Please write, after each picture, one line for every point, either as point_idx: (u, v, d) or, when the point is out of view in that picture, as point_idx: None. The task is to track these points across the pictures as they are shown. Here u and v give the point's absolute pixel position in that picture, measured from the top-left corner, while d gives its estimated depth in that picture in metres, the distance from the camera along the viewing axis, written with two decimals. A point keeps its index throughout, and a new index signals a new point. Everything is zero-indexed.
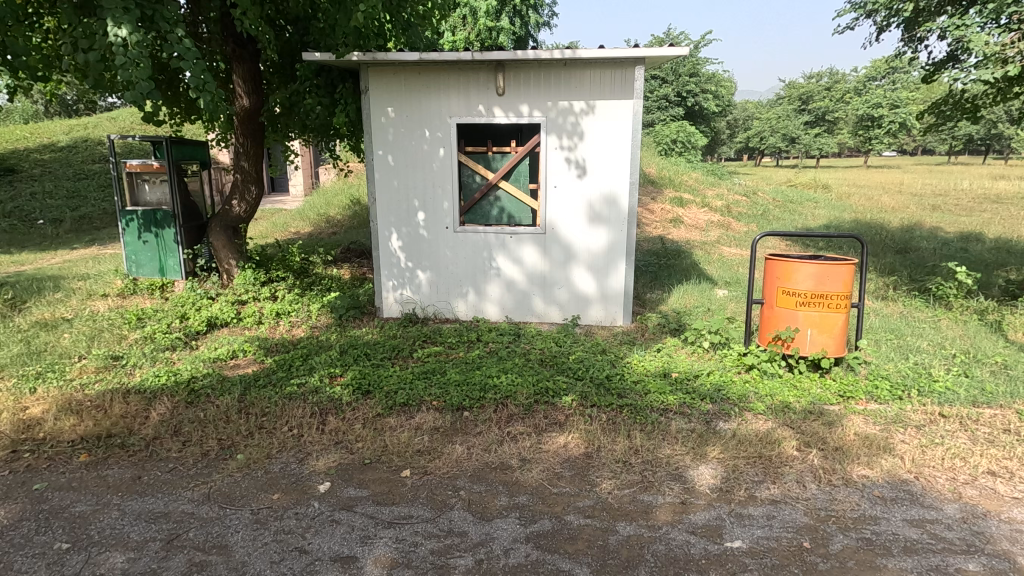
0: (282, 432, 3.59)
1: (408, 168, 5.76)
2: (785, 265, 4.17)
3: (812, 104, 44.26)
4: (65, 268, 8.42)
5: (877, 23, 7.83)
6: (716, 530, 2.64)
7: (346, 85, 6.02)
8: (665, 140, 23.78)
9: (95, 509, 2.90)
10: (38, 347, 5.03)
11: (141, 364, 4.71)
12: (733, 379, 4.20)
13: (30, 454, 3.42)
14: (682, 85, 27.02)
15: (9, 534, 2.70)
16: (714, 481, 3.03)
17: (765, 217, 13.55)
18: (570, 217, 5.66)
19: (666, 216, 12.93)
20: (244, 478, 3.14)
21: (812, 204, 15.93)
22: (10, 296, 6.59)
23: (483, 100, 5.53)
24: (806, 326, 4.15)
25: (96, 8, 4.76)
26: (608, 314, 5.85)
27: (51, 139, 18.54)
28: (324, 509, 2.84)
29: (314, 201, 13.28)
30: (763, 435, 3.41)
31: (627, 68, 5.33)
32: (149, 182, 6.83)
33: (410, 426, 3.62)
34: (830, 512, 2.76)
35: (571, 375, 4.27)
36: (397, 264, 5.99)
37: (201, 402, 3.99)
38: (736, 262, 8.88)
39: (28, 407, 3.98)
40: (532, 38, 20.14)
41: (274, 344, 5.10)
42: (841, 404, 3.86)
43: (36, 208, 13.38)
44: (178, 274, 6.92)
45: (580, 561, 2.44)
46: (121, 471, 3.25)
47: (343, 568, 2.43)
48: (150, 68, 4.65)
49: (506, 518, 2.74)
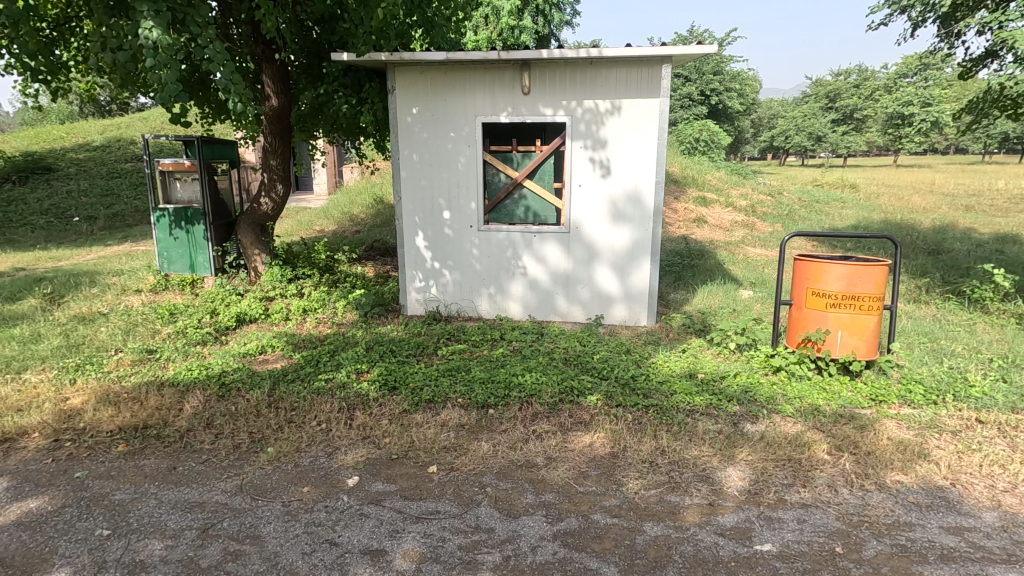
0: (311, 426, 3.65)
1: (433, 167, 5.80)
2: (815, 265, 4.10)
3: (840, 102, 43.34)
4: (101, 264, 8.68)
5: (912, 19, 7.65)
6: (746, 532, 2.62)
7: (373, 85, 6.09)
8: (688, 139, 23.54)
9: (134, 498, 2.99)
10: (77, 340, 5.20)
11: (174, 358, 4.83)
12: (759, 381, 4.14)
13: (71, 444, 3.53)
14: (705, 83, 26.72)
15: (52, 520, 2.80)
16: (742, 483, 3.00)
17: (791, 218, 13.31)
18: (595, 217, 5.64)
19: (690, 215, 12.79)
20: (275, 470, 3.21)
21: (840, 204, 15.62)
22: (50, 290, 6.82)
23: (509, 99, 5.54)
24: (837, 328, 4.08)
25: (128, 8, 4.86)
26: (632, 313, 5.82)
27: (86, 139, 19.10)
28: (353, 503, 2.89)
29: (338, 199, 13.45)
30: (793, 437, 3.37)
31: (654, 66, 5.28)
32: (181, 180, 7.02)
33: (436, 423, 3.66)
34: (863, 517, 2.72)
35: (596, 375, 4.26)
36: (421, 262, 6.04)
37: (233, 396, 4.08)
38: (761, 263, 8.75)
39: (69, 398, 4.11)
40: (554, 37, 20.10)
41: (301, 340, 5.17)
42: (873, 408, 3.79)
43: (72, 206, 13.82)
44: (207, 270, 7.07)
45: (608, 560, 2.44)
46: (157, 461, 3.34)
47: (373, 562, 2.46)
48: (178, 70, 4.75)
49: (533, 515, 2.76)
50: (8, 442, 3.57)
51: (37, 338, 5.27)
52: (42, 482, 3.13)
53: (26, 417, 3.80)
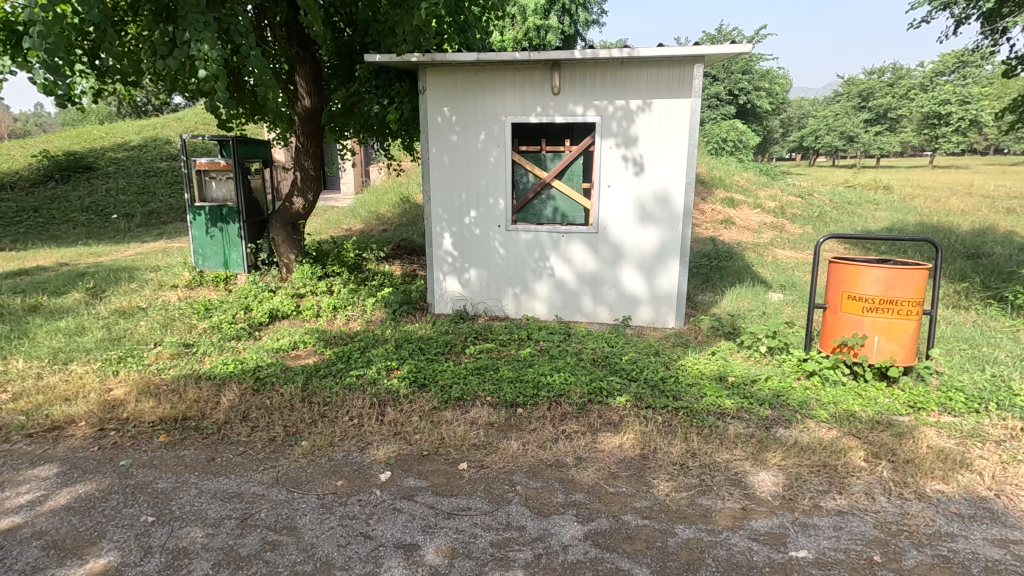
0: (343, 421, 3.72)
1: (462, 167, 5.85)
2: (851, 269, 4.03)
3: (873, 101, 42.30)
4: (139, 260, 8.96)
5: (955, 15, 7.44)
6: (780, 538, 2.59)
7: (403, 85, 6.16)
8: (715, 138, 23.22)
9: (176, 487, 3.09)
10: (118, 333, 5.38)
11: (210, 352, 4.97)
12: (792, 386, 4.07)
13: (116, 433, 3.67)
14: (734, 82, 26.33)
15: (100, 506, 2.91)
16: (776, 488, 2.96)
17: (821, 220, 13.04)
18: (623, 218, 5.62)
19: (717, 216, 12.65)
20: (310, 464, 3.28)
21: (872, 206, 15.29)
22: (92, 285, 7.07)
23: (539, 100, 5.56)
24: (874, 332, 4.00)
25: (175, 16, 5.03)
26: (659, 314, 5.78)
27: (124, 139, 19.69)
28: (386, 497, 2.94)
29: (365, 198, 13.65)
30: (828, 443, 3.31)
31: (686, 66, 5.24)
32: (216, 178, 7.17)
33: (465, 420, 3.69)
34: (903, 526, 2.66)
35: (624, 376, 4.24)
36: (449, 261, 6.09)
37: (267, 390, 4.18)
38: (791, 265, 8.60)
39: (113, 388, 4.28)
40: (580, 37, 20.00)
41: (332, 336, 5.27)
42: (912, 415, 3.69)
43: (110, 203, 14.28)
44: (241, 267, 7.22)
45: (640, 561, 2.44)
46: (197, 452, 3.45)
47: (406, 556, 2.50)
48: (227, 80, 4.92)
49: (564, 515, 2.77)
50: (57, 430, 3.73)
51: (81, 330, 5.48)
52: (89, 469, 3.26)
53: (72, 406, 3.96)
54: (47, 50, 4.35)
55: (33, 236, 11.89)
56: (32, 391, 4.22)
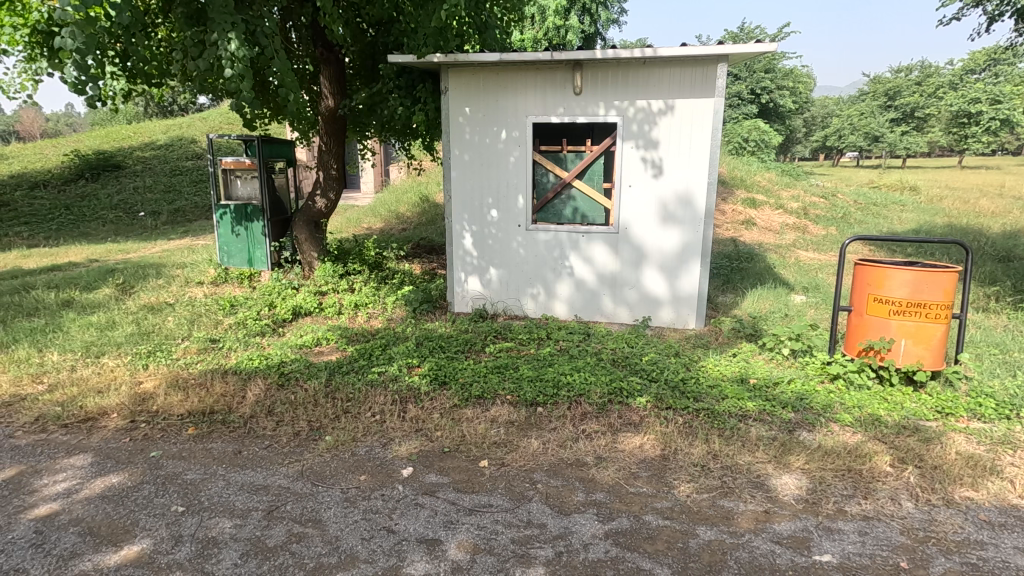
0: (366, 417, 3.78)
1: (483, 167, 5.88)
2: (878, 271, 3.97)
3: (900, 100, 41.45)
4: (165, 257, 9.16)
5: (988, 12, 7.28)
6: (804, 541, 2.57)
7: (426, 86, 6.22)
8: (737, 138, 22.96)
9: (204, 478, 3.17)
10: (147, 328, 5.52)
11: (236, 347, 5.08)
12: (815, 389, 4.02)
13: (146, 425, 3.77)
14: (756, 81, 26.00)
15: (132, 495, 3.00)
16: (799, 491, 2.94)
17: (845, 220, 12.85)
18: (644, 218, 5.60)
19: (739, 216, 12.53)
20: (333, 458, 3.34)
21: (898, 207, 15.02)
22: (121, 281, 7.26)
23: (561, 100, 5.56)
24: (900, 336, 3.94)
25: (205, 18, 5.13)
26: (680, 315, 5.75)
27: (152, 138, 20.14)
28: (409, 493, 2.98)
29: (385, 197, 13.78)
30: (853, 448, 3.27)
31: (709, 65, 5.20)
32: (241, 177, 7.31)
33: (486, 418, 3.72)
34: (930, 533, 2.62)
35: (644, 376, 4.24)
36: (469, 261, 6.13)
37: (291, 385, 4.26)
38: (815, 267, 8.47)
39: (143, 381, 4.40)
40: (600, 36, 19.89)
41: (354, 333, 5.35)
42: (940, 421, 3.63)
43: (138, 201, 14.63)
44: (264, 265, 7.34)
45: (661, 561, 2.45)
46: (224, 445, 3.53)
47: (428, 550, 2.54)
48: (253, 79, 5.00)
49: (585, 514, 2.78)
50: (91, 421, 3.85)
51: (112, 325, 5.64)
52: (121, 460, 3.36)
53: (105, 398, 4.07)
54: (77, 49, 4.49)
55: (65, 233, 12.23)
56: (67, 382, 4.37)
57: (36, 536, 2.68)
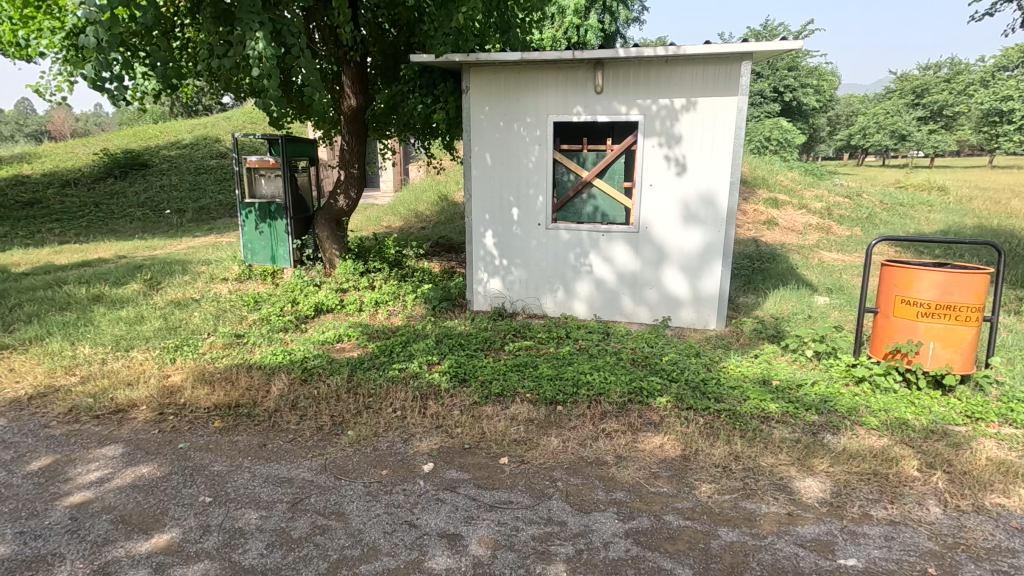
0: (387, 413, 3.82)
1: (504, 166, 5.89)
2: (905, 272, 3.90)
3: (929, 98, 40.46)
4: (191, 253, 9.36)
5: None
6: (828, 545, 2.54)
7: (447, 85, 6.25)
8: (759, 137, 22.62)
9: (230, 470, 3.24)
10: (174, 323, 5.65)
11: (259, 343, 5.17)
12: (840, 391, 3.96)
13: (174, 417, 3.87)
14: (779, 79, 25.62)
15: (162, 485, 3.08)
16: (823, 494, 2.90)
17: (870, 221, 12.60)
18: (665, 217, 5.57)
19: (760, 216, 12.38)
20: (355, 453, 3.38)
21: (926, 208, 14.68)
22: (149, 277, 7.44)
23: (582, 99, 5.56)
24: (929, 339, 3.86)
25: (233, 18, 5.22)
26: (700, 316, 5.70)
27: (178, 138, 20.56)
28: (430, 488, 3.01)
29: (405, 196, 13.88)
30: (878, 451, 3.22)
31: (733, 64, 5.15)
32: (265, 176, 7.42)
33: (506, 416, 3.74)
34: (959, 539, 2.57)
35: (664, 376, 4.22)
36: (489, 259, 6.16)
37: (314, 380, 4.33)
38: (839, 268, 8.34)
39: (170, 374, 4.51)
40: (621, 35, 19.79)
41: (375, 331, 5.41)
42: (969, 425, 3.55)
43: (164, 200, 14.93)
44: (287, 262, 7.45)
45: (682, 561, 2.44)
46: (249, 438, 3.60)
47: (449, 545, 2.56)
48: (279, 78, 5.07)
49: (605, 512, 2.78)
50: (121, 413, 3.96)
51: (141, 319, 5.78)
52: (151, 451, 3.45)
53: (134, 391, 4.18)
54: (101, 48, 4.61)
55: (94, 230, 12.53)
56: (99, 375, 4.50)
57: (72, 522, 2.77)
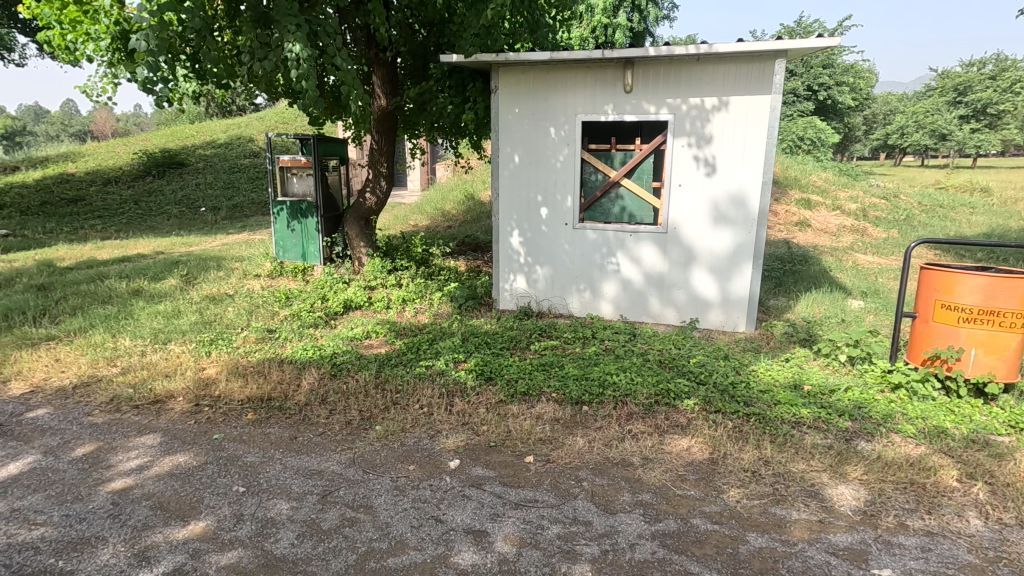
0: (414, 409, 3.87)
1: (532, 165, 5.90)
2: (946, 275, 3.77)
3: (972, 95, 38.95)
4: (225, 250, 9.62)
5: None
6: (861, 554, 2.48)
7: (476, 85, 6.29)
8: (791, 136, 22.10)
9: (263, 461, 3.32)
10: (209, 317, 5.82)
11: (291, 338, 5.29)
12: (875, 398, 3.86)
13: (209, 409, 3.99)
14: (813, 77, 24.98)
15: (198, 474, 3.19)
16: (857, 503, 2.83)
17: (908, 223, 12.21)
18: (694, 218, 5.50)
19: (792, 217, 12.11)
20: (383, 447, 3.44)
21: (967, 210, 14.17)
22: (185, 272, 7.67)
23: (611, 99, 5.53)
24: (970, 345, 3.73)
25: (271, 21, 5.36)
26: (729, 318, 5.62)
27: (213, 138, 21.15)
28: (456, 484, 3.04)
29: (432, 195, 13.99)
30: (915, 460, 3.12)
31: (766, 62, 5.06)
32: (297, 175, 7.58)
33: (531, 415, 3.74)
34: (1001, 553, 2.48)
35: (692, 379, 4.17)
36: (515, 258, 6.17)
37: (343, 375, 4.41)
38: (875, 271, 8.10)
39: (206, 367, 4.65)
40: (650, 34, 19.51)
41: (403, 328, 5.47)
42: (1012, 435, 3.41)
43: (200, 197, 15.37)
44: (317, 259, 7.59)
45: (710, 565, 2.41)
46: (281, 430, 3.69)
47: (475, 541, 2.59)
48: (316, 78, 5.17)
49: (631, 513, 2.77)
50: (159, 403, 4.09)
51: (178, 313, 5.97)
52: (187, 440, 3.57)
53: (172, 382, 4.33)
54: (151, 52, 4.79)
55: (134, 226, 12.98)
56: (138, 366, 4.67)
57: (114, 506, 2.88)
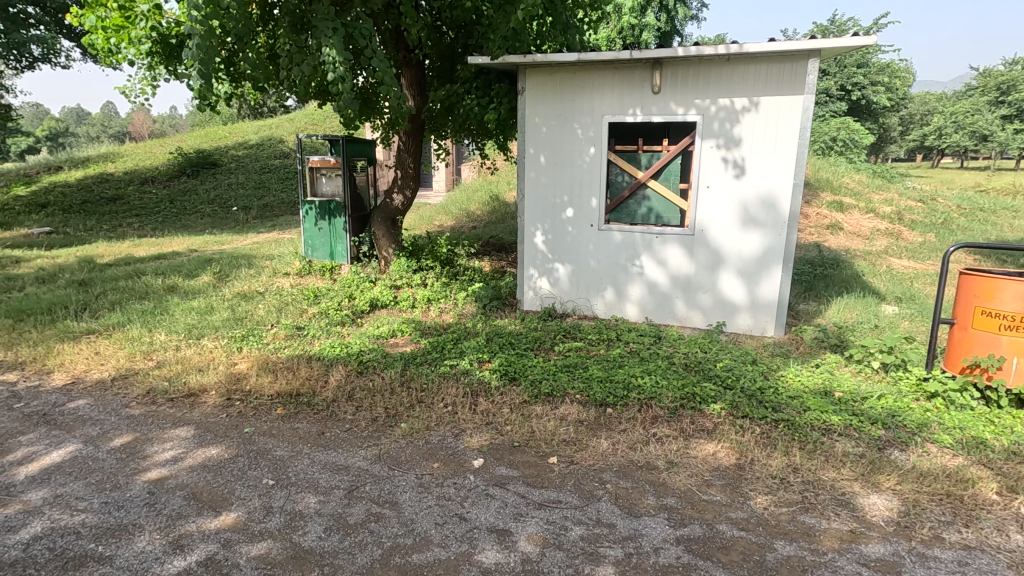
0: (439, 407, 3.91)
1: (558, 166, 5.89)
2: (987, 281, 3.66)
3: (1015, 94, 37.49)
4: (255, 248, 9.84)
5: None
6: (894, 566, 2.42)
7: (502, 86, 6.32)
8: (823, 137, 21.60)
9: (292, 455, 3.39)
10: (240, 314, 5.97)
11: (319, 335, 5.39)
12: (909, 406, 3.75)
13: (240, 403, 4.09)
14: (847, 76, 24.35)
15: (230, 466, 3.27)
16: (889, 513, 2.76)
17: (946, 227, 11.81)
18: (723, 220, 5.42)
19: (823, 220, 11.84)
20: (408, 445, 3.48)
21: (1010, 214, 13.65)
22: (218, 270, 7.87)
23: (639, 100, 5.49)
24: (1012, 354, 3.60)
25: (309, 25, 5.47)
26: (758, 323, 5.53)
27: (245, 138, 21.65)
28: (480, 483, 3.06)
29: (457, 195, 14.09)
30: (952, 471, 3.03)
31: (799, 62, 4.96)
32: (326, 175, 7.73)
33: (555, 416, 3.74)
34: None
35: (719, 383, 4.11)
36: (540, 259, 6.17)
37: (369, 372, 4.47)
38: (910, 276, 7.87)
39: (237, 362, 4.77)
40: (678, 34, 19.23)
41: (428, 327, 5.52)
42: None
43: (231, 197, 15.75)
44: (344, 258, 7.72)
45: (736, 572, 2.38)
46: (309, 425, 3.77)
47: (499, 539, 2.60)
48: (352, 80, 5.25)
49: (655, 517, 2.75)
50: (193, 397, 4.21)
51: (210, 309, 6.14)
52: (219, 434, 3.67)
53: (205, 376, 4.45)
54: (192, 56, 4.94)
55: (169, 225, 13.38)
56: (173, 360, 4.81)
57: (150, 495, 2.98)
